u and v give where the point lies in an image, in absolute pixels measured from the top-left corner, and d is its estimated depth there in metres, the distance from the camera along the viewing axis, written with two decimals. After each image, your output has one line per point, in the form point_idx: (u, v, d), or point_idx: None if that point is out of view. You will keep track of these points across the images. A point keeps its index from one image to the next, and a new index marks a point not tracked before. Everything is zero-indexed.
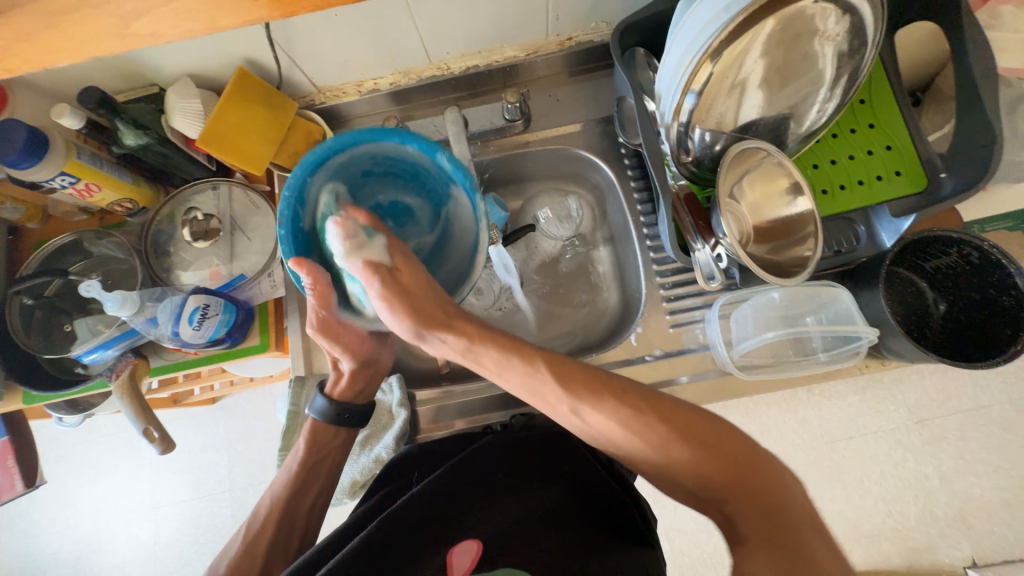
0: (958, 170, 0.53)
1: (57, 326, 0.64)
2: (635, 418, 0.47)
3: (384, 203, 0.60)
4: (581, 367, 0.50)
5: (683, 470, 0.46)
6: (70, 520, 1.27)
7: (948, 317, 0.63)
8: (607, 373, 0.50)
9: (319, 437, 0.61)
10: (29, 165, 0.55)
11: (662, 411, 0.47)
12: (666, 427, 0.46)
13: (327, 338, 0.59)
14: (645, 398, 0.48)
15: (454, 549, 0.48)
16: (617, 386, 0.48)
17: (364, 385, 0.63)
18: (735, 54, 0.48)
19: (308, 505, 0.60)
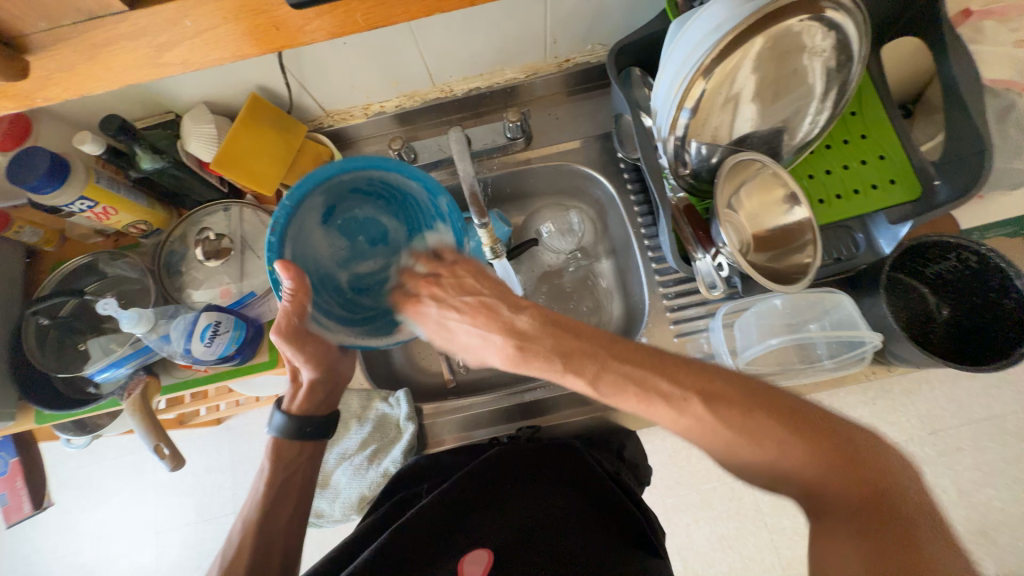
0: (950, 178, 0.54)
1: (71, 346, 0.65)
2: (705, 423, 0.43)
3: (360, 222, 0.62)
4: (633, 370, 0.47)
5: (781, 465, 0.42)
6: (73, 546, 1.26)
7: (952, 322, 0.63)
8: (663, 365, 0.47)
9: (283, 455, 0.61)
10: (50, 189, 0.58)
11: (724, 413, 0.43)
12: (744, 428, 0.43)
13: (293, 349, 0.57)
14: (718, 390, 0.45)
15: (464, 559, 0.49)
16: (666, 393, 0.45)
17: (323, 396, 0.62)
18: (727, 71, 0.50)
19: (282, 526, 0.58)
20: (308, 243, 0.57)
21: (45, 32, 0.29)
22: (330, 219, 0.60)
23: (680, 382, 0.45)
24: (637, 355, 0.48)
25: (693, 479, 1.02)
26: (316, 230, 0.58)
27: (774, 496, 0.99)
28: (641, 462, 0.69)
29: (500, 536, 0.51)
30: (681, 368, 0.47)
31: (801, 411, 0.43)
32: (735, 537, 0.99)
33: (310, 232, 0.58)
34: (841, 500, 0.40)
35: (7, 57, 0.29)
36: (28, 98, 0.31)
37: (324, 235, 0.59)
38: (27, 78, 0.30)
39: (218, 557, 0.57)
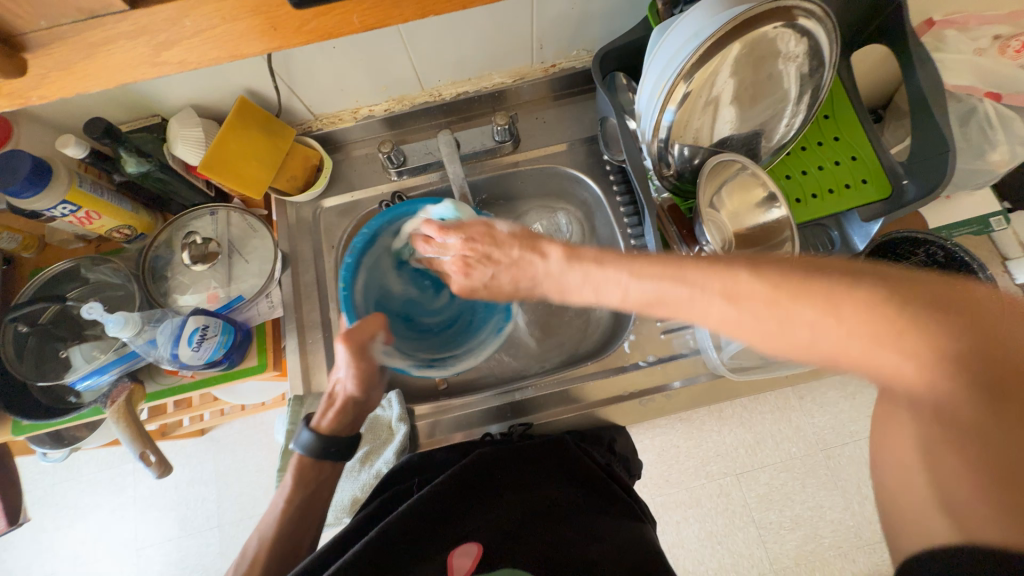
0: (918, 177, 0.57)
1: (51, 353, 0.63)
2: (735, 320, 0.37)
3: (428, 270, 0.72)
4: (654, 287, 0.41)
5: (830, 346, 0.33)
6: (47, 567, 1.21)
7: None
8: (684, 272, 0.40)
9: (302, 473, 0.57)
10: (31, 194, 0.56)
11: (754, 301, 0.36)
12: (777, 314, 0.35)
13: (349, 360, 0.56)
14: (745, 286, 0.37)
15: (454, 552, 0.49)
16: (687, 297, 0.39)
17: (353, 418, 0.60)
18: (706, 76, 0.52)
19: (302, 536, 0.56)
20: (380, 280, 0.68)
21: (43, 30, 0.29)
22: (402, 266, 0.71)
23: (709, 285, 0.38)
24: (659, 261, 0.42)
25: (683, 477, 1.03)
26: (385, 270, 0.69)
27: (762, 491, 1.01)
28: (632, 456, 0.70)
29: (490, 529, 0.51)
30: (693, 267, 0.40)
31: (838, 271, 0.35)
32: (725, 534, 1.00)
33: (382, 271, 0.69)
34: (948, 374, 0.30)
35: (5, 54, 0.29)
36: (21, 97, 0.31)
37: (394, 279, 0.70)
38: (22, 76, 0.30)
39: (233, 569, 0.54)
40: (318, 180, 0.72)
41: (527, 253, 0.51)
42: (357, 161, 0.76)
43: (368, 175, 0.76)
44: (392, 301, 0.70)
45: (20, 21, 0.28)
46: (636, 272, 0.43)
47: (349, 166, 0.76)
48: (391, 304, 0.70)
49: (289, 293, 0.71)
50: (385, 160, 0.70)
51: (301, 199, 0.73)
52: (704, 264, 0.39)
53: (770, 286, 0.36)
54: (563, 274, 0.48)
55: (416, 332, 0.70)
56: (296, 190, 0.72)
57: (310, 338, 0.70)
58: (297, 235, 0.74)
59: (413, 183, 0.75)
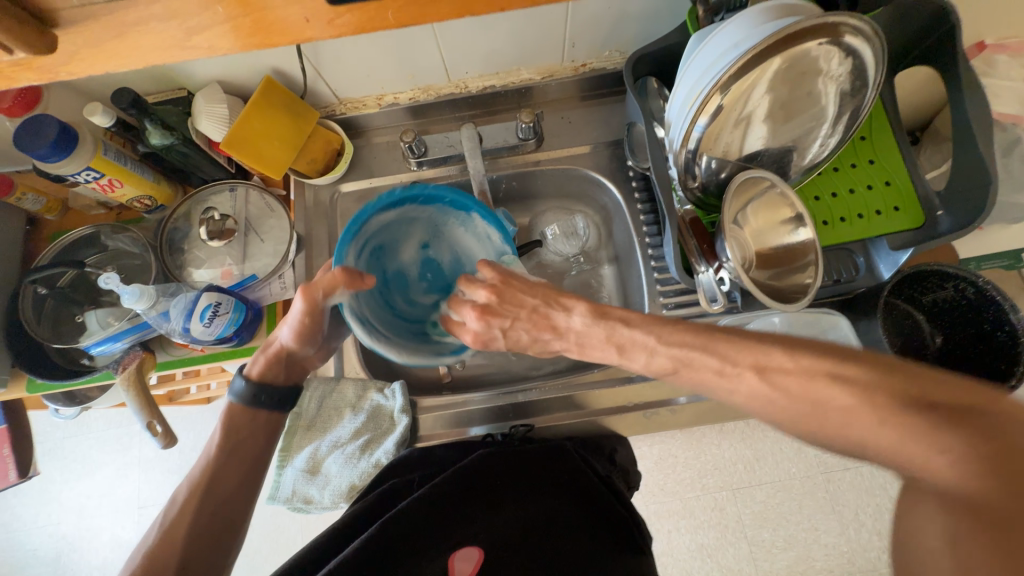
0: (954, 209, 0.55)
1: (68, 317, 0.64)
2: (758, 393, 0.42)
3: (436, 267, 0.64)
4: (682, 352, 0.46)
5: (866, 433, 0.36)
6: (53, 517, 1.25)
7: (945, 351, 0.64)
8: (716, 342, 0.45)
9: (233, 420, 0.59)
10: (57, 159, 0.57)
11: (787, 383, 0.41)
12: (800, 393, 0.40)
13: (299, 312, 0.55)
14: (775, 362, 0.42)
15: (454, 555, 0.51)
16: (717, 368, 0.45)
17: (282, 369, 0.60)
18: (742, 90, 0.51)
19: (232, 486, 0.56)
20: (397, 240, 0.61)
21: (76, 9, 0.29)
22: (429, 244, 0.64)
23: (738, 359, 0.44)
24: (687, 330, 0.47)
25: (678, 487, 1.03)
26: (413, 230, 0.62)
27: (758, 509, 1.00)
28: (632, 469, 0.70)
29: (490, 535, 0.53)
30: (723, 336, 0.45)
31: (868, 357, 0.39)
32: (716, 548, 1.00)
33: (411, 231, 0.62)
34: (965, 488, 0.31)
35: (38, 31, 0.29)
36: (52, 73, 0.31)
37: (412, 249, 0.63)
38: (54, 53, 0.30)
39: (157, 520, 0.53)
40: (338, 165, 0.72)
41: (550, 307, 0.53)
42: (377, 148, 0.76)
43: (388, 163, 0.75)
44: (393, 258, 0.62)
45: None
46: (664, 336, 0.48)
47: (369, 152, 0.75)
48: (390, 260, 0.61)
49: (302, 276, 0.71)
50: (406, 150, 0.69)
51: (320, 182, 0.72)
52: (723, 337, 0.45)
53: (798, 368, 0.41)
54: (590, 330, 0.51)
55: (383, 299, 0.59)
56: (316, 172, 0.72)
57: None
58: (314, 218, 0.74)
59: (432, 174, 0.74)
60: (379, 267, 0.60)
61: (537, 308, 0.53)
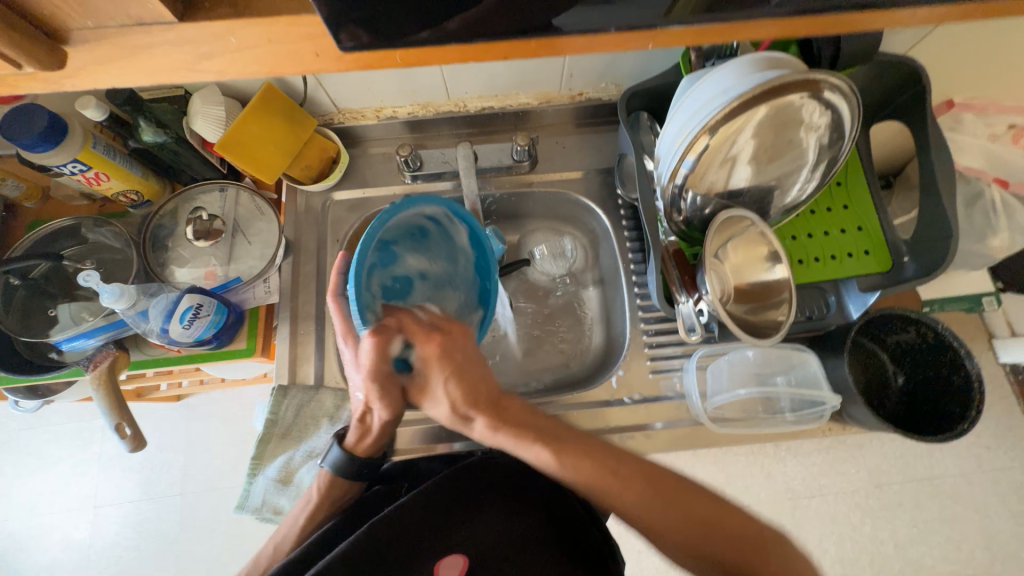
0: (918, 256, 0.59)
1: (40, 310, 0.63)
2: (647, 495, 0.48)
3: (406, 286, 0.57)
4: (585, 446, 0.50)
5: (699, 536, 0.47)
6: (1, 513, 1.19)
7: (906, 391, 0.67)
8: (608, 449, 0.50)
9: (331, 493, 0.58)
10: (43, 150, 0.56)
11: (667, 486, 0.49)
12: (666, 497, 0.49)
13: (371, 388, 0.51)
14: (642, 482, 0.49)
15: (440, 563, 0.51)
16: (614, 468, 0.49)
17: (382, 438, 0.57)
18: (729, 132, 0.53)
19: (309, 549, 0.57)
20: (428, 250, 0.59)
21: (88, 29, 0.30)
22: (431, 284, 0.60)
23: (632, 462, 0.51)
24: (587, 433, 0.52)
25: None
26: (435, 258, 0.60)
27: None
28: None
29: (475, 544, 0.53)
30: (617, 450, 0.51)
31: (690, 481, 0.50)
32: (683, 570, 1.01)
33: (435, 257, 0.60)
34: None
35: (46, 46, 0.29)
36: (55, 84, 0.31)
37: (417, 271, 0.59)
38: (61, 68, 0.30)
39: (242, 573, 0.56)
40: (332, 172, 0.73)
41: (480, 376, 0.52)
42: (373, 158, 0.76)
43: (383, 174, 0.76)
44: (407, 252, 0.58)
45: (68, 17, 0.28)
46: (570, 428, 0.52)
47: (364, 162, 0.76)
48: (404, 253, 0.57)
49: (287, 281, 0.70)
50: (401, 163, 0.70)
51: (313, 188, 0.73)
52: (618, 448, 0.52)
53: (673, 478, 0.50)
54: (510, 404, 0.52)
55: (374, 248, 0.53)
56: (309, 178, 0.72)
57: (301, 329, 0.69)
58: (304, 224, 0.73)
59: (426, 188, 0.75)
60: (402, 239, 0.57)
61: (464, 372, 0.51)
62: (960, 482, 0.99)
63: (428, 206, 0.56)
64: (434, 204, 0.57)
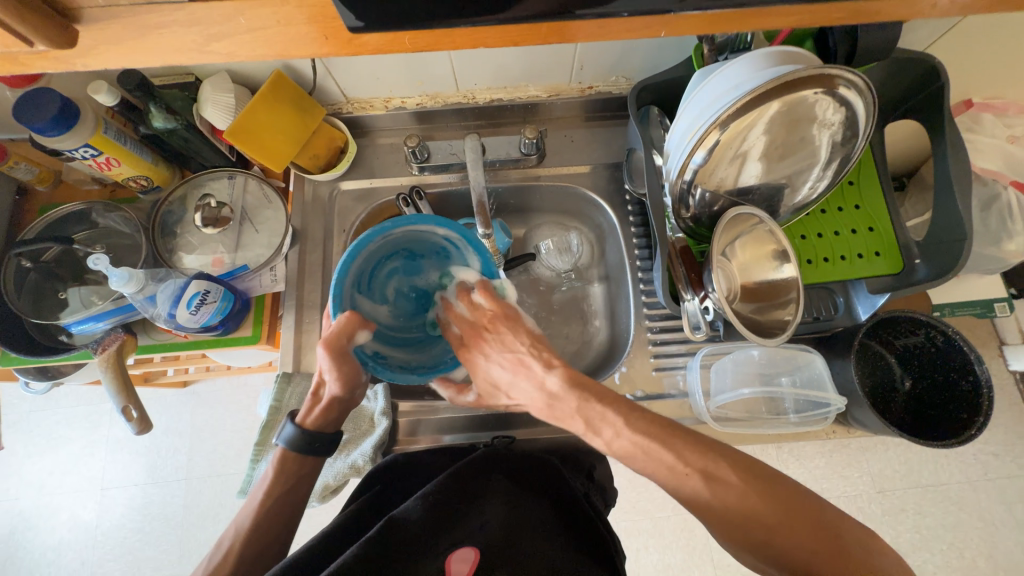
0: (931, 258, 0.58)
1: (51, 293, 0.64)
2: (704, 493, 0.46)
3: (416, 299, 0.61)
4: (644, 441, 0.48)
5: (761, 521, 0.44)
6: (11, 491, 1.21)
7: (914, 395, 0.65)
8: (674, 440, 0.48)
9: (285, 465, 0.57)
10: (55, 134, 0.56)
11: (724, 477, 0.46)
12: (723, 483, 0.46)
13: (328, 364, 0.52)
14: (723, 474, 0.46)
15: (450, 557, 0.49)
16: (670, 464, 0.47)
17: (338, 415, 0.58)
18: (741, 128, 0.52)
19: (274, 531, 0.56)
20: (453, 275, 0.61)
21: (99, 8, 0.30)
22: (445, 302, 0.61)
23: (692, 459, 0.47)
24: (655, 422, 0.50)
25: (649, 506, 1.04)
26: (454, 280, 0.61)
27: None
28: (608, 486, 0.70)
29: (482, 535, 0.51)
30: (678, 437, 0.48)
31: (748, 462, 0.47)
32: (681, 568, 1.01)
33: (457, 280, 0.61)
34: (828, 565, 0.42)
35: (59, 26, 0.29)
36: (66, 64, 0.31)
37: (436, 286, 0.61)
38: (73, 47, 0.30)
39: (204, 558, 0.54)
40: (340, 162, 0.73)
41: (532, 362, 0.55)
42: (380, 149, 0.76)
43: (390, 164, 0.76)
44: (432, 268, 0.61)
45: None
46: (629, 419, 0.50)
47: (372, 153, 0.76)
48: (430, 268, 0.61)
49: (293, 270, 0.71)
50: (409, 154, 0.70)
51: (320, 177, 0.73)
52: (680, 439, 0.48)
53: (738, 465, 0.47)
54: (565, 394, 0.52)
55: (404, 257, 0.60)
56: (316, 169, 0.72)
57: (306, 318, 0.70)
58: (311, 213, 0.74)
59: (433, 180, 0.75)
60: (434, 257, 0.61)
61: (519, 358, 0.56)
62: (965, 489, 0.98)
63: (440, 227, 0.57)
64: (451, 230, 0.57)
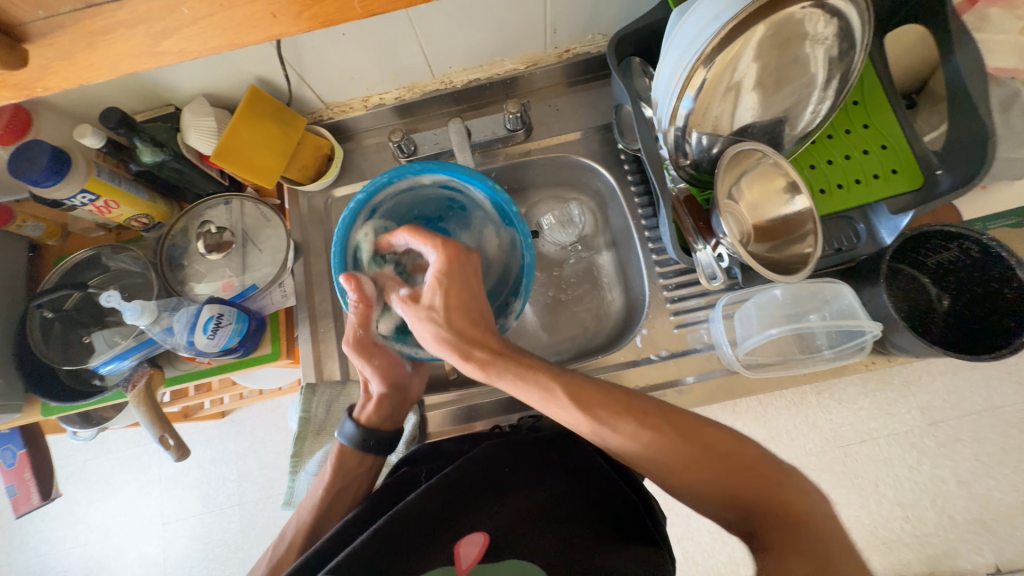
0: (953, 167, 0.54)
1: (76, 339, 0.65)
2: (660, 440, 0.45)
3: None
4: (591, 390, 0.47)
5: (705, 476, 0.44)
6: (80, 538, 1.27)
7: (954, 312, 0.62)
8: (622, 395, 0.47)
9: (343, 462, 0.61)
10: (52, 183, 0.58)
11: (678, 431, 0.45)
12: (677, 440, 0.45)
13: (362, 359, 0.60)
14: (658, 428, 0.45)
15: (460, 542, 0.50)
16: (632, 404, 0.46)
17: (391, 409, 0.64)
18: (728, 59, 0.50)
19: (329, 523, 0.60)
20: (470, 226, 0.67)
21: (42, 20, 0.30)
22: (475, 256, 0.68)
23: (649, 404, 0.47)
24: (601, 387, 0.48)
25: None
26: (474, 228, 0.67)
27: None
28: None
29: (498, 521, 0.51)
30: (632, 396, 0.48)
31: (693, 423, 0.46)
32: None
33: (479, 226, 0.67)
34: (770, 516, 0.42)
35: (7, 44, 0.29)
36: (27, 88, 0.31)
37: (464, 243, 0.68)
38: (25, 65, 0.30)
39: (270, 548, 0.60)
40: (329, 169, 0.72)
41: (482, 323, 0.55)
42: (367, 150, 0.76)
43: (379, 164, 0.75)
44: (453, 224, 0.68)
45: None
46: (581, 374, 0.49)
47: (360, 155, 0.76)
48: (451, 227, 0.68)
49: (301, 283, 0.71)
50: (395, 150, 0.69)
51: (312, 187, 0.72)
52: (627, 394, 0.48)
53: (686, 425, 0.46)
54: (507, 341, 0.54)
55: (422, 220, 0.67)
56: (307, 178, 0.72)
57: (321, 327, 0.70)
58: (310, 225, 0.74)
59: None
60: (448, 215, 0.68)
61: (464, 307, 0.55)
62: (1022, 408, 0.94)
63: (432, 177, 0.63)
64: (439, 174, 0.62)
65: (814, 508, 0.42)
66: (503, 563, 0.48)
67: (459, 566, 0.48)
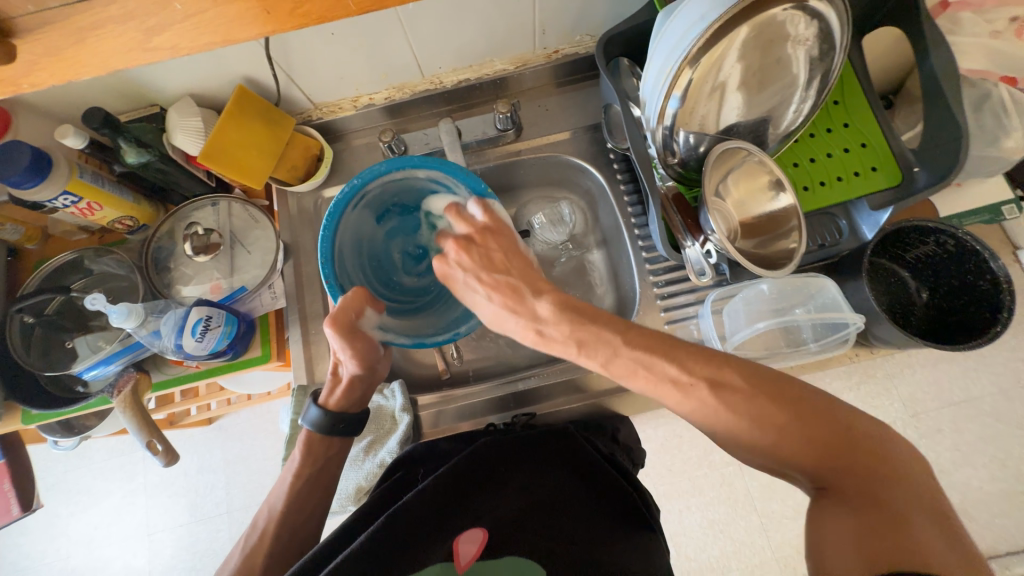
0: (929, 164, 0.56)
1: (58, 344, 0.64)
2: (709, 406, 0.44)
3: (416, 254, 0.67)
4: (645, 355, 0.45)
5: (771, 437, 0.43)
6: (61, 551, 1.24)
7: (933, 305, 0.65)
8: (675, 350, 0.45)
9: (313, 448, 0.60)
10: (32, 184, 0.56)
11: (732, 400, 0.43)
12: (732, 404, 0.43)
13: (339, 341, 0.55)
14: (716, 387, 0.44)
15: (460, 538, 0.49)
16: (676, 377, 0.45)
17: (359, 393, 0.62)
18: (714, 59, 0.51)
19: (304, 516, 0.59)
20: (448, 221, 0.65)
21: (31, 15, 0.29)
22: None
23: (695, 370, 0.44)
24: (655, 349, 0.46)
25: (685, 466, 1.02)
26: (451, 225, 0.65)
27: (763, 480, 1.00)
28: (635, 447, 0.68)
29: (495, 515, 0.51)
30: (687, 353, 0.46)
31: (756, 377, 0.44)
32: (727, 522, 1.01)
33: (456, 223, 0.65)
34: (837, 473, 0.41)
35: None
36: (13, 84, 0.31)
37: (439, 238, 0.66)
38: (12, 63, 0.30)
39: (242, 539, 0.58)
40: (319, 170, 0.71)
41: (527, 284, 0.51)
42: (357, 150, 0.76)
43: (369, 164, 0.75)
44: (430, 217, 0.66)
45: (7, 5, 0.28)
46: (627, 337, 0.46)
47: (349, 155, 0.75)
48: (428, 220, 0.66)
49: (291, 284, 0.71)
50: (386, 150, 0.69)
51: (302, 188, 0.72)
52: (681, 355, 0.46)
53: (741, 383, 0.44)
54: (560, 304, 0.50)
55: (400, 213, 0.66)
56: (296, 179, 0.71)
57: (312, 328, 0.70)
58: (299, 226, 0.73)
59: None
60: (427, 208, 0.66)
61: (503, 272, 0.52)
62: (999, 399, 0.97)
63: (420, 169, 0.61)
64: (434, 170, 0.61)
65: (876, 470, 0.40)
66: (501, 560, 0.48)
67: (458, 563, 0.48)
